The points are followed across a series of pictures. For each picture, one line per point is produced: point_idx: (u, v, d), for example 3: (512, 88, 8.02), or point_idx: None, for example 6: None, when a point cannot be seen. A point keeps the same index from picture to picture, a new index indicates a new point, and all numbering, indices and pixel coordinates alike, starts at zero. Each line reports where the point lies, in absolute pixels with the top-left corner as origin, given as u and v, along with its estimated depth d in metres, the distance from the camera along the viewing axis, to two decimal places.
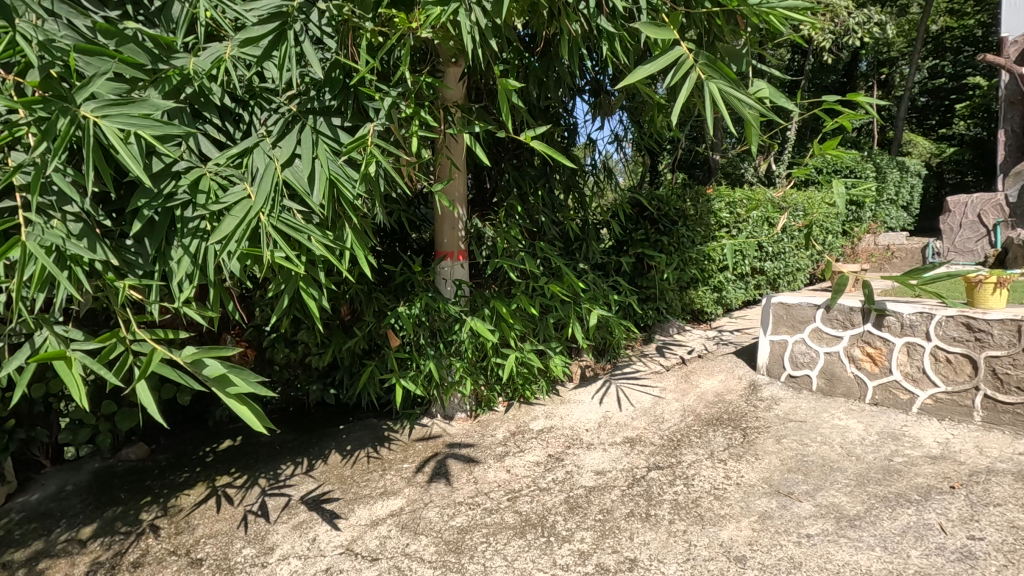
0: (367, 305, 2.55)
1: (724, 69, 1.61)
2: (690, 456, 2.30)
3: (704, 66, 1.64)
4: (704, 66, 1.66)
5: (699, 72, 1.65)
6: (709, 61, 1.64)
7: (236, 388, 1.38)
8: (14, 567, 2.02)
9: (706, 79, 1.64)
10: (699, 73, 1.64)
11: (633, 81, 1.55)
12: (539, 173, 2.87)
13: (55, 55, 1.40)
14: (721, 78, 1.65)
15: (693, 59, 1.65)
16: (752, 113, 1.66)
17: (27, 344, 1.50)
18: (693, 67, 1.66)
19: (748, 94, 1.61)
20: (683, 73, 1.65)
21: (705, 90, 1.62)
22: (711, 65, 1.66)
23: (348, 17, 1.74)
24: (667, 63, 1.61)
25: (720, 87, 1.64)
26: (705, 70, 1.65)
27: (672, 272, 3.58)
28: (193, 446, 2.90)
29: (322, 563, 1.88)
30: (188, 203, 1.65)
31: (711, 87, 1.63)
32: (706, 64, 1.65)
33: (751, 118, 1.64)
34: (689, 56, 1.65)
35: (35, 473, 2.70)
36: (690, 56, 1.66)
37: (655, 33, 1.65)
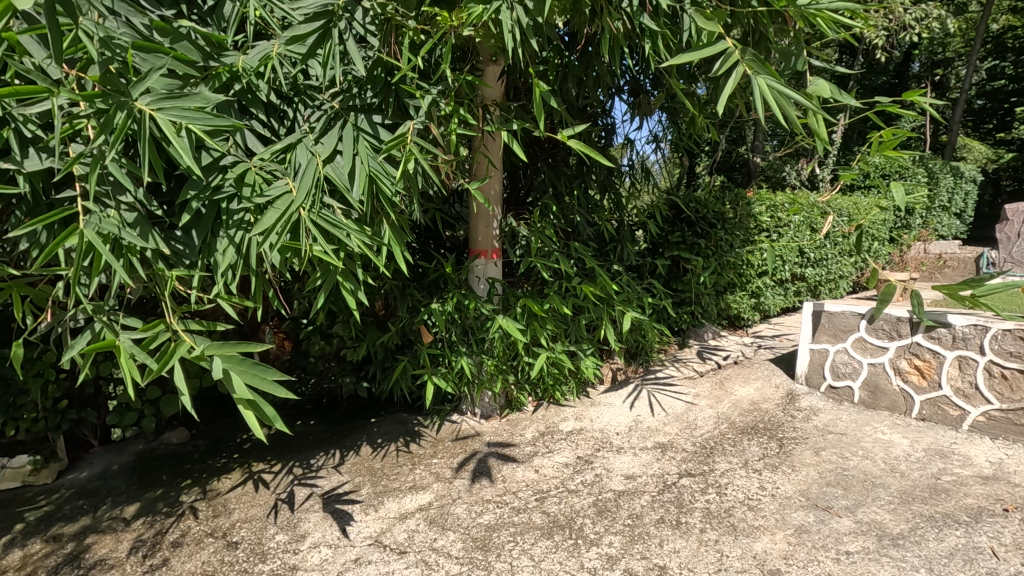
0: (401, 301, 2.58)
1: (771, 64, 1.57)
2: (723, 464, 2.25)
3: (750, 61, 1.60)
4: (750, 62, 1.61)
5: (744, 67, 1.60)
6: (755, 57, 1.60)
7: (241, 393, 1.41)
8: (64, 541, 2.12)
9: (752, 73, 1.59)
10: (745, 68, 1.59)
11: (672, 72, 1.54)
12: (575, 174, 2.85)
13: (115, 51, 1.47)
14: (767, 75, 1.60)
15: (740, 54, 1.62)
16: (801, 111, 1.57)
17: (89, 329, 1.62)
18: (739, 62, 1.62)
19: (797, 91, 1.55)
20: (727, 67, 1.61)
21: (752, 82, 1.56)
22: (758, 61, 1.61)
23: (392, 15, 1.77)
24: (710, 55, 1.58)
25: (767, 83, 1.58)
26: (750, 65, 1.61)
27: (709, 276, 3.51)
28: (230, 433, 3.00)
29: (352, 553, 1.91)
30: (233, 196, 1.70)
31: (758, 80, 1.57)
32: (752, 60, 1.61)
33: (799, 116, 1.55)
34: (735, 51, 1.62)
35: (84, 452, 2.83)
36: (736, 52, 1.62)
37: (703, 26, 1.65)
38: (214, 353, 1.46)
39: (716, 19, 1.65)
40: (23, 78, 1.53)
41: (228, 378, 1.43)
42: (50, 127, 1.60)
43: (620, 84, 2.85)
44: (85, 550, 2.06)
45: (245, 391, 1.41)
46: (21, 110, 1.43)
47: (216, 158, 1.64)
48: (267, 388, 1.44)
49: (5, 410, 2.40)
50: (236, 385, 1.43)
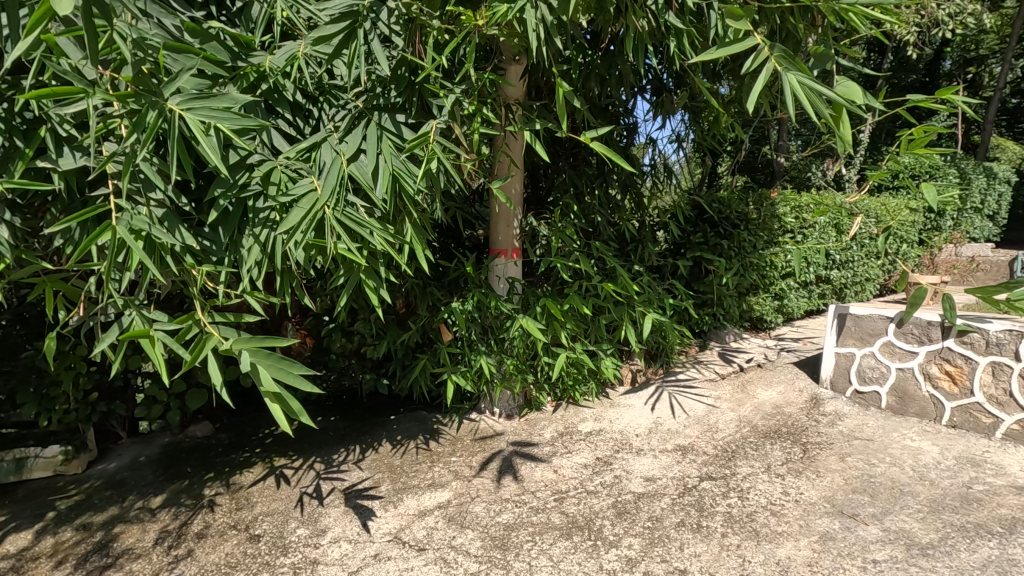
0: (422, 299, 2.60)
1: (802, 61, 1.54)
2: (745, 468, 2.21)
3: (780, 58, 1.58)
4: (780, 59, 1.59)
5: (774, 63, 1.58)
6: (786, 54, 1.58)
7: (267, 386, 1.43)
8: (93, 530, 2.18)
9: (783, 70, 1.57)
10: (776, 64, 1.57)
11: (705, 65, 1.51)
12: (597, 173, 2.83)
13: (147, 52, 1.50)
14: (797, 72, 1.57)
15: (770, 51, 1.59)
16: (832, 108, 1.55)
17: (120, 324, 1.66)
18: (768, 59, 1.60)
19: (829, 88, 1.52)
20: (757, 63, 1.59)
21: (783, 79, 1.54)
22: (787, 58, 1.59)
23: (417, 15, 1.77)
24: (741, 50, 1.56)
25: (798, 79, 1.55)
26: (780, 62, 1.58)
27: (731, 277, 3.46)
28: (252, 427, 3.05)
29: (371, 549, 1.93)
30: (259, 194, 1.73)
31: (790, 77, 1.55)
32: (782, 56, 1.58)
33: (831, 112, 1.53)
34: (766, 47, 1.59)
35: (113, 443, 2.90)
36: (766, 48, 1.60)
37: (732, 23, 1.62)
38: (241, 348, 1.49)
39: (746, 16, 1.63)
40: (60, 79, 1.57)
41: (255, 371, 1.46)
42: (85, 127, 1.64)
43: (643, 83, 2.83)
44: (113, 539, 2.12)
45: (271, 384, 1.43)
46: (57, 110, 1.47)
47: (243, 157, 1.66)
48: (292, 381, 1.46)
49: (38, 402, 2.50)
50: (263, 378, 1.45)
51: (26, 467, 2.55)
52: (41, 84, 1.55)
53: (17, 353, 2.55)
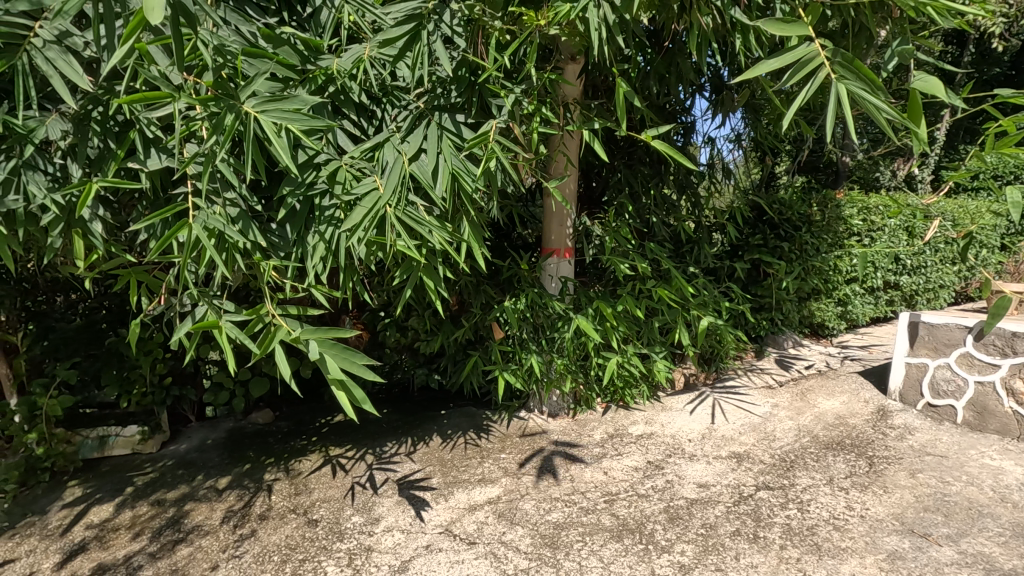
0: (475, 297, 2.64)
1: (861, 69, 1.36)
2: (805, 479, 2.13)
3: (837, 64, 1.40)
4: (838, 66, 1.41)
5: (829, 71, 1.40)
6: (845, 59, 1.40)
7: (335, 374, 1.49)
8: (167, 506, 2.33)
9: (836, 79, 1.39)
10: (830, 72, 1.39)
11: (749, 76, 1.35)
12: (652, 172, 2.79)
13: (226, 57, 1.57)
14: (855, 80, 1.39)
15: (826, 57, 1.41)
16: (891, 123, 1.36)
17: (194, 315, 1.76)
18: (824, 65, 1.42)
19: (888, 100, 1.34)
20: (807, 73, 1.41)
21: (832, 91, 1.38)
22: (847, 64, 1.41)
23: (479, 16, 1.81)
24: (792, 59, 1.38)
25: (852, 89, 1.38)
26: (837, 69, 1.40)
27: (792, 281, 3.34)
28: (310, 416, 3.17)
29: (423, 540, 1.98)
30: (325, 193, 1.78)
31: (841, 87, 1.38)
32: (841, 62, 1.40)
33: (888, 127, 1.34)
34: (821, 54, 1.41)
35: (183, 426, 3.08)
36: (821, 54, 1.42)
37: (783, 28, 1.45)
38: (309, 338, 1.56)
39: (799, 19, 1.44)
40: (149, 84, 1.68)
41: (323, 361, 1.52)
42: (169, 129, 1.75)
43: (702, 80, 2.78)
44: (184, 516, 2.26)
45: (338, 372, 1.49)
46: (146, 114, 1.57)
47: (311, 156, 1.72)
48: (357, 369, 1.52)
49: (119, 383, 2.70)
50: (330, 367, 1.52)
51: (108, 445, 2.76)
52: (133, 89, 1.66)
53: (101, 338, 2.80)
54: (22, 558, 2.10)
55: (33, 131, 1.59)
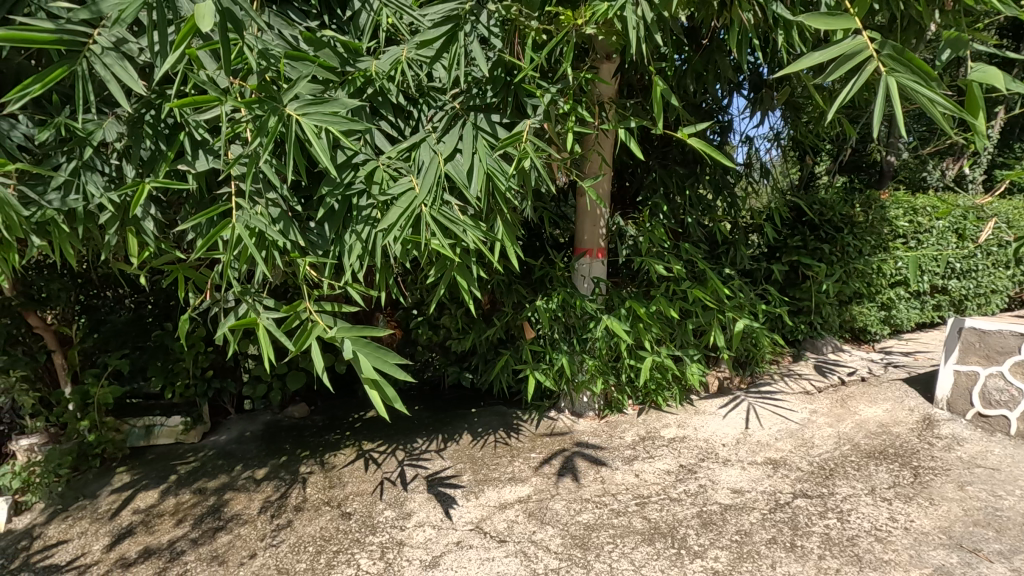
0: (507, 296, 2.66)
1: (913, 60, 1.30)
2: (845, 489, 2.07)
3: (886, 57, 1.35)
4: (888, 59, 1.35)
5: (878, 64, 1.35)
6: (895, 51, 1.34)
7: (368, 373, 1.52)
8: (208, 494, 2.42)
9: (886, 72, 1.34)
10: (878, 65, 1.34)
11: (793, 70, 1.31)
12: (688, 172, 2.76)
13: (270, 61, 1.62)
14: (907, 72, 1.33)
15: (875, 49, 1.36)
16: (946, 115, 1.29)
17: (236, 311, 1.82)
18: (872, 58, 1.37)
19: (942, 91, 1.27)
20: (854, 66, 1.36)
21: (881, 85, 1.32)
22: (898, 57, 1.35)
23: (516, 16, 1.83)
24: (838, 52, 1.33)
25: (903, 81, 1.32)
26: (887, 61, 1.35)
27: (832, 283, 3.25)
28: (343, 411, 3.23)
29: (454, 536, 2.00)
30: (362, 193, 1.81)
31: (891, 80, 1.32)
32: (890, 55, 1.35)
33: (944, 120, 1.27)
34: (869, 47, 1.36)
35: (223, 418, 3.19)
36: (870, 47, 1.37)
37: (829, 21, 1.40)
38: (344, 336, 1.59)
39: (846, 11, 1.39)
40: (198, 88, 1.74)
41: (358, 359, 1.56)
42: (216, 131, 1.81)
43: (740, 78, 2.73)
44: (224, 504, 2.34)
45: (372, 371, 1.52)
46: (195, 117, 1.63)
47: (349, 156, 1.76)
48: (389, 369, 1.55)
49: (165, 375, 2.82)
50: (364, 366, 1.55)
51: (154, 434, 2.87)
52: (183, 93, 1.73)
53: (148, 332, 2.95)
54: (75, 540, 2.22)
55: (91, 134, 1.68)
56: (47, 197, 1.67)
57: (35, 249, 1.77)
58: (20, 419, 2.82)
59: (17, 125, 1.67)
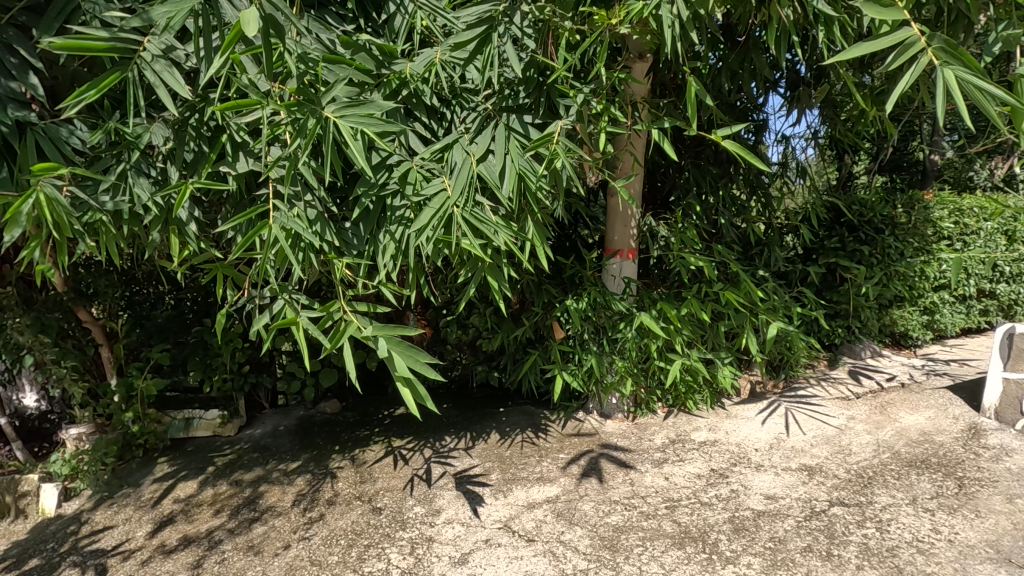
0: (537, 296, 2.67)
1: (967, 53, 1.26)
2: (884, 498, 2.01)
3: (939, 50, 1.30)
4: (939, 51, 1.31)
5: (931, 58, 1.30)
6: (948, 44, 1.30)
7: (402, 371, 1.56)
8: (244, 486, 2.49)
9: (940, 65, 1.29)
10: (931, 58, 1.29)
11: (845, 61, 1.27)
12: (721, 172, 2.72)
13: (309, 64, 1.66)
14: (960, 65, 1.29)
15: (926, 42, 1.32)
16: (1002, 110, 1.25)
17: (271, 308, 1.87)
18: (923, 51, 1.33)
19: (1000, 85, 1.23)
20: (905, 60, 1.32)
21: (936, 78, 1.27)
22: (949, 50, 1.31)
23: (549, 17, 1.84)
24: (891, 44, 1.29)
25: (957, 75, 1.28)
26: (939, 55, 1.30)
27: (872, 286, 3.16)
28: (374, 408, 3.28)
29: (483, 534, 2.01)
30: (396, 193, 1.84)
31: (946, 73, 1.27)
32: (943, 47, 1.30)
33: (1001, 115, 1.23)
34: (920, 39, 1.32)
35: (258, 412, 3.27)
36: (921, 39, 1.32)
37: (876, 14, 1.36)
38: (377, 335, 1.62)
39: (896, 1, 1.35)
40: (240, 92, 1.80)
41: (392, 358, 1.59)
42: (256, 134, 1.86)
43: (777, 76, 2.68)
44: (259, 496, 2.40)
45: (405, 370, 1.56)
46: (236, 120, 1.68)
47: (383, 158, 1.78)
48: (419, 368, 1.57)
49: (203, 369, 2.92)
50: (397, 365, 1.58)
51: (192, 426, 2.96)
52: (225, 96, 1.78)
53: (188, 328, 3.05)
54: (120, 526, 2.31)
55: (139, 137, 1.75)
56: (99, 199, 1.75)
57: (84, 249, 1.85)
58: (69, 410, 2.95)
59: (75, 131, 1.78)
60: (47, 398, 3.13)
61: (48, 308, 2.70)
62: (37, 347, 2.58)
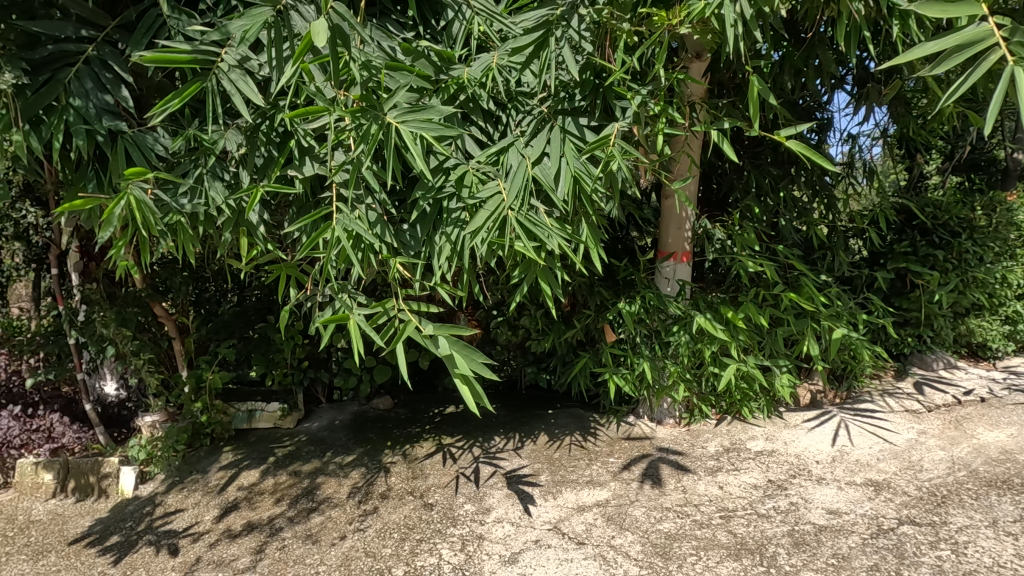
0: (589, 298, 2.65)
1: None
2: (960, 518, 1.89)
3: (1015, 46, 1.21)
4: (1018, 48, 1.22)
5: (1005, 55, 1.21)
6: None
7: (460, 369, 1.61)
8: (302, 477, 2.60)
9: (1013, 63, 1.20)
10: (1004, 55, 1.21)
11: (903, 61, 1.21)
12: (782, 173, 2.64)
13: (372, 71, 1.71)
14: None
15: (1001, 37, 1.23)
16: None
17: (332, 308, 1.95)
18: (997, 47, 1.24)
19: None
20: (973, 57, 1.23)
21: (1004, 74, 1.18)
22: None
23: (607, 20, 1.83)
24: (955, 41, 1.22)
25: None
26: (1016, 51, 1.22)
27: (947, 293, 2.97)
28: (425, 406, 3.35)
29: (533, 534, 2.02)
30: (452, 196, 1.88)
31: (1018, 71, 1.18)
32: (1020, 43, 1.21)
33: None
34: (994, 35, 1.24)
35: (315, 406, 3.40)
36: (996, 35, 1.23)
37: (942, 10, 1.28)
38: (435, 334, 1.67)
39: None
40: (307, 100, 1.88)
41: (450, 357, 1.64)
42: (321, 139, 1.94)
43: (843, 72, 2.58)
44: (316, 487, 2.50)
45: (464, 367, 1.61)
46: (304, 126, 1.77)
47: (441, 161, 1.83)
48: (475, 368, 1.62)
49: (266, 364, 3.07)
50: (455, 363, 1.63)
51: (255, 418, 3.10)
52: (293, 104, 1.87)
53: (252, 324, 3.21)
54: (190, 509, 2.46)
55: (215, 143, 1.86)
56: (178, 201, 1.87)
57: (164, 248, 1.97)
58: (144, 399, 3.16)
59: (159, 138, 1.91)
60: (125, 386, 3.39)
61: (129, 303, 2.90)
62: (119, 340, 2.79)
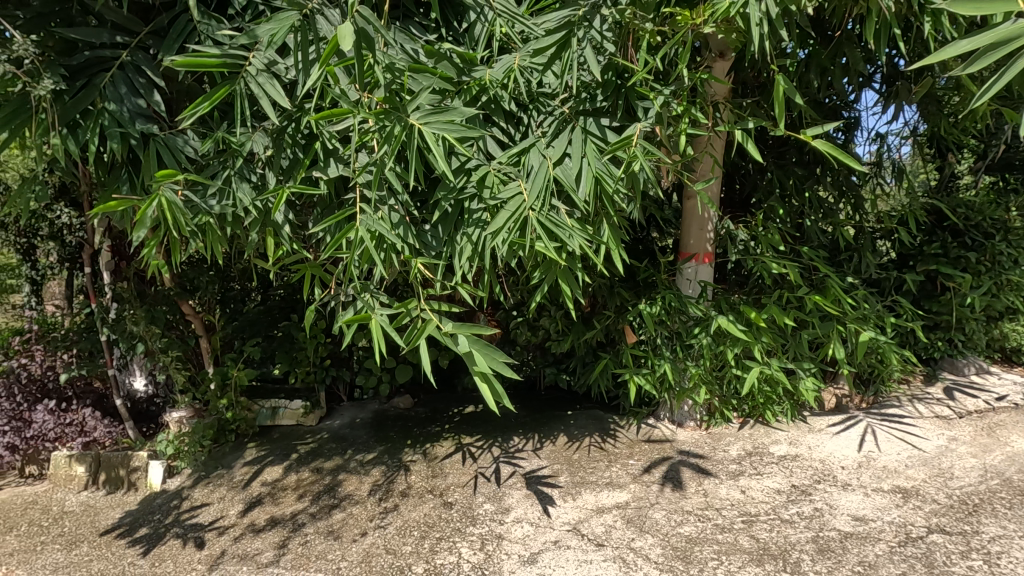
0: (609, 299, 2.64)
1: None
2: (993, 528, 1.83)
3: None
4: None
5: None
6: None
7: (481, 368, 1.63)
8: (324, 473, 2.64)
9: None
10: None
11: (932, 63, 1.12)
12: (807, 173, 2.60)
13: (395, 74, 1.74)
14: None
15: None
16: None
17: (355, 307, 1.97)
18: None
19: None
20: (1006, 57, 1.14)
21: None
22: None
23: (630, 20, 1.82)
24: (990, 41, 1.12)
25: None
26: None
27: (979, 296, 2.89)
28: (445, 405, 3.37)
29: (552, 535, 2.02)
30: (474, 196, 1.89)
31: None
32: None
33: None
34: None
35: (337, 404, 3.45)
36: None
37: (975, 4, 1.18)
38: (456, 333, 1.68)
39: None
40: (332, 102, 1.91)
41: (470, 355, 1.65)
42: (345, 141, 1.97)
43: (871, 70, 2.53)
44: (338, 484, 2.53)
45: (484, 365, 1.63)
46: (330, 128, 1.80)
47: (463, 162, 1.85)
48: (495, 366, 1.63)
49: (289, 361, 3.12)
50: (475, 361, 1.65)
51: (278, 415, 3.16)
52: (319, 106, 1.90)
53: (275, 322, 3.26)
54: (215, 503, 2.51)
55: (243, 145, 1.90)
56: (208, 202, 1.91)
57: (193, 247, 2.02)
58: (172, 395, 3.24)
59: (189, 141, 1.95)
60: (153, 382, 3.48)
61: (158, 301, 2.97)
62: (149, 337, 2.89)
